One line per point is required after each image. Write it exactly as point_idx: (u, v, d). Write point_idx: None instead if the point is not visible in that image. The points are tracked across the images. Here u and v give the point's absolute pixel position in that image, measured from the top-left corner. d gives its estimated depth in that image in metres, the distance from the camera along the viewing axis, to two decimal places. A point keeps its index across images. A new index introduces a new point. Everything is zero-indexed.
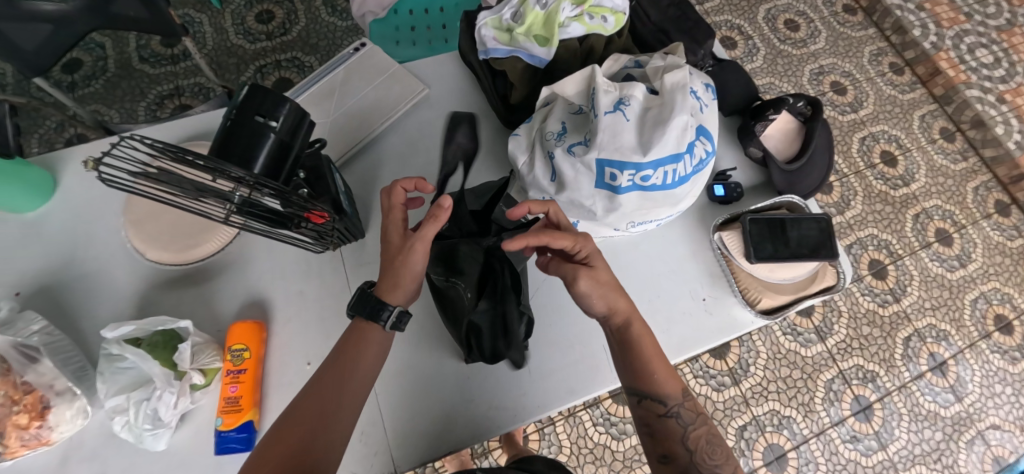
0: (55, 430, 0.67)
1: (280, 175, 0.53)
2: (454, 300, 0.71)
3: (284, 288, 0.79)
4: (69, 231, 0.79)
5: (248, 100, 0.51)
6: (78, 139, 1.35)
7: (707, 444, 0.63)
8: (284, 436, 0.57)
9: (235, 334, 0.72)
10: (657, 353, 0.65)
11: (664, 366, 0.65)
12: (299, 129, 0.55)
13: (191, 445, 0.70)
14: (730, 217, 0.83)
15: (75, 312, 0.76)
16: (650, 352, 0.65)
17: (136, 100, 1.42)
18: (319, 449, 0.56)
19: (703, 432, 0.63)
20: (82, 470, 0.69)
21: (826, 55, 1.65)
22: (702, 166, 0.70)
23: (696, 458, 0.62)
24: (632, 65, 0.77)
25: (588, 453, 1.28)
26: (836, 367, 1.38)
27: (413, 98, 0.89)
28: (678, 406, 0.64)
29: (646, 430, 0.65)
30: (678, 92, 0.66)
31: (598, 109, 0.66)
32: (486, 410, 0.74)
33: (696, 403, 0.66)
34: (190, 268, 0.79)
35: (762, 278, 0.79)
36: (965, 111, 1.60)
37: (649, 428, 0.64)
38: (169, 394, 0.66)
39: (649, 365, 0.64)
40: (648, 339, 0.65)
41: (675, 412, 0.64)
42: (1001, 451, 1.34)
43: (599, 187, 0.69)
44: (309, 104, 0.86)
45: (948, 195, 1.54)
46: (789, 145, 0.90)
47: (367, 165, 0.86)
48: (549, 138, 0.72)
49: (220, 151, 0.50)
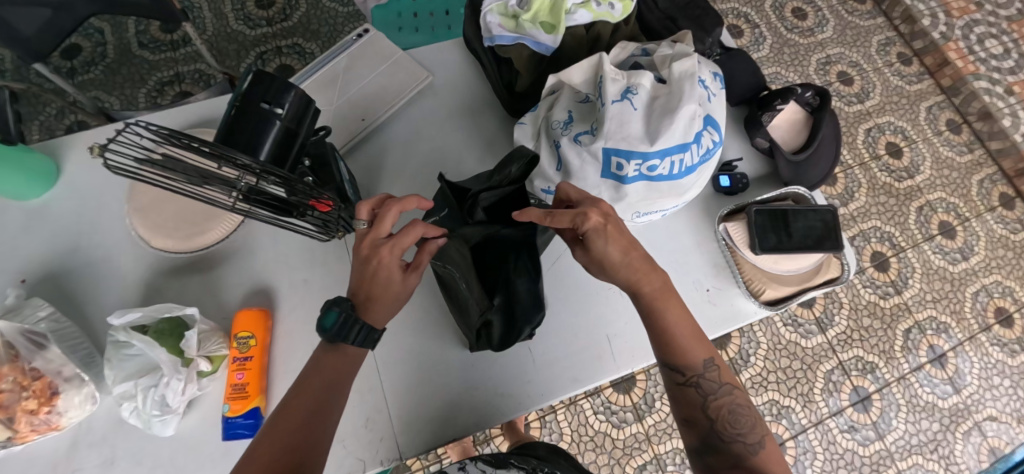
0: (64, 415, 0.68)
1: (286, 163, 0.53)
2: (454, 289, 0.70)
3: (289, 276, 0.79)
4: (74, 219, 0.79)
5: (253, 87, 0.50)
6: (79, 126, 1.34)
7: (731, 414, 0.60)
8: (276, 433, 0.54)
9: (240, 322, 0.72)
10: (684, 317, 0.63)
11: (690, 332, 0.62)
12: (304, 116, 0.54)
13: (199, 431, 0.71)
14: (736, 207, 0.82)
15: (81, 298, 0.76)
16: (671, 316, 0.62)
17: (136, 87, 1.41)
18: (309, 449, 0.54)
19: (728, 403, 0.60)
20: (91, 455, 0.70)
21: (833, 44, 1.63)
22: (709, 156, 0.70)
23: (717, 428, 0.60)
24: (639, 53, 0.77)
25: (589, 440, 1.29)
26: (836, 358, 1.38)
27: (417, 85, 0.88)
28: (701, 376, 0.61)
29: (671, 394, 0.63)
30: (686, 81, 0.66)
31: (605, 97, 0.65)
32: (491, 399, 0.75)
33: (726, 371, 0.62)
34: (195, 256, 0.79)
35: (766, 269, 0.79)
36: (972, 102, 1.58)
37: (670, 394, 0.64)
38: (176, 381, 0.66)
39: (670, 331, 0.62)
40: (672, 304, 0.62)
41: (698, 381, 0.61)
42: (997, 442, 1.36)
43: (605, 177, 0.68)
44: (312, 91, 0.86)
45: (953, 187, 1.54)
46: (796, 135, 0.89)
47: (371, 153, 0.86)
48: (555, 128, 0.72)
49: (225, 139, 0.49)
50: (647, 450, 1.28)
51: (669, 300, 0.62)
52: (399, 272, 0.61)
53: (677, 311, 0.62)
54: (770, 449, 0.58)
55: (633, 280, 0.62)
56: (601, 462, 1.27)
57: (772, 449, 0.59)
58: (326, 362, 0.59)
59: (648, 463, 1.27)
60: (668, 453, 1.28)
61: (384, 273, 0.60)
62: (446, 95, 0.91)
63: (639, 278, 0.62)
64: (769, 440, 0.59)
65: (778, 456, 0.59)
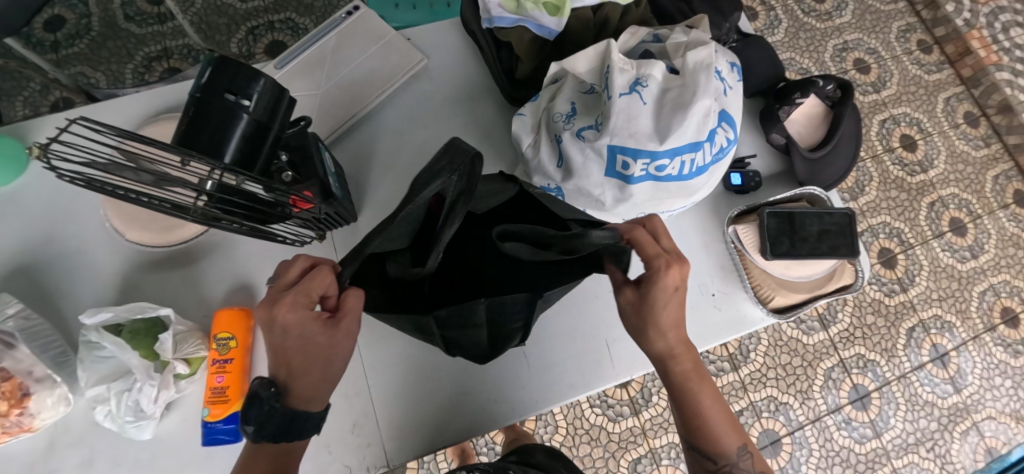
0: (37, 417, 0.64)
1: (258, 160, 0.48)
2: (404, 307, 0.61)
3: (273, 272, 0.75)
4: (44, 209, 0.74)
5: (215, 75, 0.45)
6: (65, 104, 1.29)
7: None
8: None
9: (220, 322, 0.68)
10: (717, 404, 0.59)
11: (723, 420, 0.58)
12: (278, 108, 0.49)
13: (178, 435, 0.68)
14: (747, 208, 0.78)
15: (55, 293, 0.72)
16: (705, 402, 0.58)
17: (123, 62, 1.34)
18: None
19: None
20: (69, 457, 0.67)
21: (852, 29, 1.56)
22: (723, 155, 0.64)
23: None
24: (650, 39, 0.70)
25: (584, 433, 1.27)
26: (837, 355, 1.36)
27: (411, 68, 0.82)
28: (734, 465, 0.58)
29: None
30: (702, 72, 0.60)
31: (612, 90, 0.60)
32: (484, 405, 0.71)
33: (760, 459, 0.58)
34: (173, 250, 0.75)
35: (776, 274, 0.75)
36: (993, 95, 1.52)
37: None
38: (150, 387, 0.63)
39: (702, 416, 0.58)
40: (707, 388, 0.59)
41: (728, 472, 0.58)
42: (994, 442, 1.34)
43: (609, 176, 0.63)
44: (297, 73, 0.80)
45: (966, 183, 1.48)
46: (814, 131, 0.84)
47: (360, 142, 0.81)
48: (557, 121, 0.66)
49: (189, 134, 0.44)
50: (643, 444, 1.26)
51: (706, 385, 0.58)
52: (320, 332, 0.53)
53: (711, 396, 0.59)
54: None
55: (670, 354, 0.58)
56: (596, 455, 1.25)
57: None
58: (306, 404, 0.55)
59: (643, 457, 1.26)
60: (664, 447, 1.26)
61: (301, 338, 0.53)
62: (442, 80, 0.85)
63: (674, 355, 0.58)
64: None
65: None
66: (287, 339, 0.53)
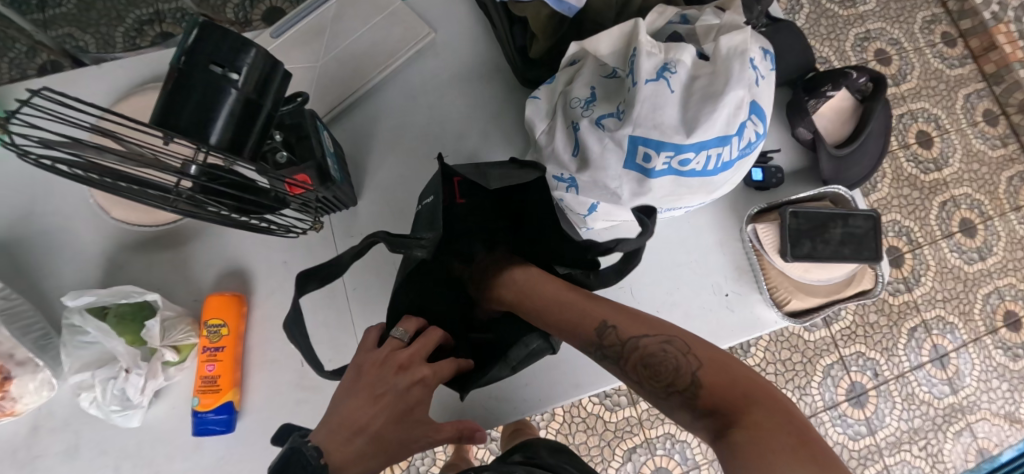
0: (20, 402, 0.61)
1: (247, 142, 0.43)
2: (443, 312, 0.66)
3: (267, 257, 0.71)
4: (25, 182, 0.70)
5: (198, 43, 0.39)
6: (52, 67, 1.22)
7: (651, 366, 0.46)
8: None
9: (211, 307, 0.65)
10: (564, 293, 0.58)
11: (572, 302, 0.56)
12: (270, 82, 0.43)
13: (167, 423, 0.65)
14: (767, 207, 0.75)
15: (37, 270, 0.68)
16: (551, 298, 0.58)
17: (113, 25, 1.27)
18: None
19: (645, 351, 0.47)
20: (50, 443, 0.64)
21: (875, 18, 1.49)
22: (750, 150, 0.59)
23: (683, 393, 0.43)
24: (677, 20, 0.65)
25: (580, 422, 1.22)
26: (837, 353, 1.31)
27: (416, 43, 0.77)
28: (609, 345, 0.50)
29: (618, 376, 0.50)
30: (736, 59, 0.55)
31: (638, 76, 0.54)
32: (487, 401, 0.69)
33: (631, 323, 0.50)
34: (162, 229, 0.70)
35: (794, 277, 0.73)
36: (1015, 93, 1.48)
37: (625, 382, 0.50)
38: (137, 376, 0.60)
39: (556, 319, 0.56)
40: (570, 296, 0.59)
41: (613, 351, 0.50)
42: (986, 444, 1.32)
43: (628, 169, 0.58)
44: (294, 44, 0.75)
45: (980, 183, 1.44)
46: (841, 126, 0.80)
47: (362, 120, 0.76)
48: (575, 106, 0.61)
49: (167, 110, 0.38)
50: (638, 434, 1.22)
51: (545, 288, 0.59)
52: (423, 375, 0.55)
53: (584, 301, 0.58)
54: (720, 390, 0.41)
55: (516, 283, 0.62)
56: (591, 444, 1.21)
57: (724, 384, 0.41)
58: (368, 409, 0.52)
59: (638, 446, 1.21)
60: (660, 438, 1.22)
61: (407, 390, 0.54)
62: (449, 56, 0.80)
63: (518, 284, 0.62)
64: (713, 374, 0.42)
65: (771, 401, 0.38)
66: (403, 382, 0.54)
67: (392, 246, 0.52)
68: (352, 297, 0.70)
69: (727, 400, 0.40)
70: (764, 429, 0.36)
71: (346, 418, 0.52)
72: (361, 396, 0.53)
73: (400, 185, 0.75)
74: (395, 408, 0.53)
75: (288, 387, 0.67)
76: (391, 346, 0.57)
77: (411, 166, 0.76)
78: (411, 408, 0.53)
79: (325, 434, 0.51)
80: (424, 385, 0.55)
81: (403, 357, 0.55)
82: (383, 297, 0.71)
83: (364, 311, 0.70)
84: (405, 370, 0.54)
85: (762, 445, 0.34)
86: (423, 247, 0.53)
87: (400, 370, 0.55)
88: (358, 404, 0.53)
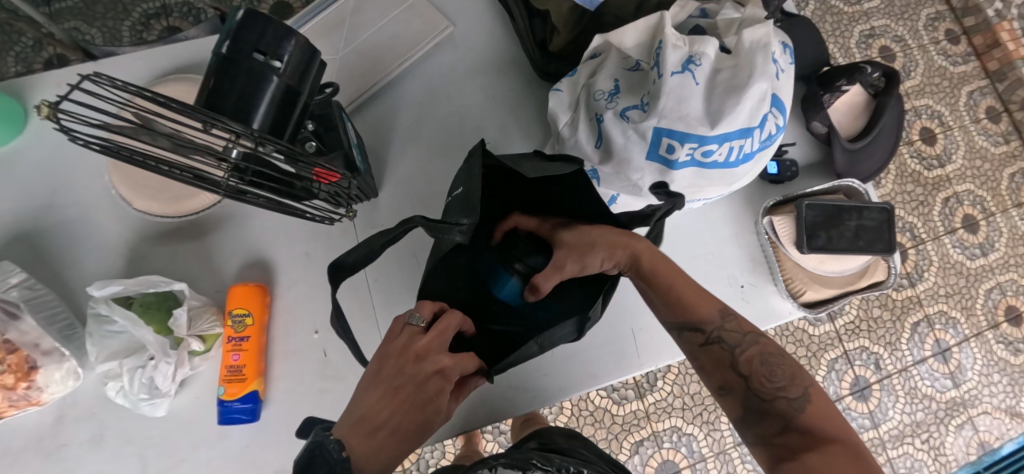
0: (46, 391, 0.61)
1: (286, 127, 0.44)
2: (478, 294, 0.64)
3: (289, 249, 0.71)
4: (46, 172, 0.70)
5: (242, 30, 0.39)
6: (59, 61, 1.21)
7: (763, 365, 0.55)
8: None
9: (235, 297, 0.65)
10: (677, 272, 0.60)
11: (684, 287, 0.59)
12: (308, 71, 0.44)
13: (193, 412, 0.66)
14: (783, 199, 0.76)
15: (60, 260, 0.69)
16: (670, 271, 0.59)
17: (119, 19, 1.26)
18: None
19: (760, 351, 0.56)
20: (76, 432, 0.64)
21: (880, 15, 1.50)
22: (770, 142, 0.60)
23: (782, 396, 0.53)
24: (698, 14, 0.66)
25: (588, 415, 1.22)
26: (841, 347, 1.33)
27: (435, 36, 0.78)
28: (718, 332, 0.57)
29: (694, 363, 0.58)
30: (759, 53, 0.55)
31: (664, 68, 0.55)
32: (507, 391, 0.70)
33: (744, 323, 0.58)
34: (185, 220, 0.71)
35: (809, 268, 0.74)
36: (1017, 90, 1.49)
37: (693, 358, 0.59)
38: (166, 365, 0.61)
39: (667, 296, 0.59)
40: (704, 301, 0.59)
41: (729, 339, 0.57)
42: (987, 437, 1.33)
43: (651, 159, 0.59)
44: (314, 36, 0.75)
45: (983, 179, 1.45)
46: (854, 120, 0.82)
47: (381, 112, 0.77)
48: (598, 98, 0.62)
49: (211, 97, 0.39)
50: (646, 427, 1.22)
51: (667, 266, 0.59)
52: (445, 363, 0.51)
53: (715, 308, 0.58)
54: (804, 397, 0.53)
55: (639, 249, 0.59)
56: (599, 437, 1.21)
57: (800, 381, 0.54)
58: (389, 401, 0.48)
59: (645, 439, 1.22)
60: (666, 431, 1.22)
61: (425, 382, 0.49)
62: (467, 49, 0.80)
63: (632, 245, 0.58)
64: (817, 394, 0.53)
65: (854, 438, 0.49)
66: (423, 371, 0.50)
67: (429, 230, 0.51)
68: (374, 289, 0.71)
69: (818, 436, 0.49)
70: (850, 457, 0.47)
71: (364, 412, 0.48)
72: (380, 389, 0.49)
73: (421, 177, 0.76)
74: (415, 402, 0.48)
75: (310, 377, 0.68)
76: (407, 334, 0.52)
77: (431, 159, 0.76)
78: (431, 398, 0.49)
79: (346, 430, 0.47)
80: (445, 375, 0.50)
81: (420, 345, 0.51)
82: (405, 289, 0.71)
83: (385, 302, 0.71)
84: (424, 360, 0.50)
85: (833, 462, 0.46)
86: (460, 231, 0.52)
87: (419, 359, 0.50)
88: (377, 397, 0.49)
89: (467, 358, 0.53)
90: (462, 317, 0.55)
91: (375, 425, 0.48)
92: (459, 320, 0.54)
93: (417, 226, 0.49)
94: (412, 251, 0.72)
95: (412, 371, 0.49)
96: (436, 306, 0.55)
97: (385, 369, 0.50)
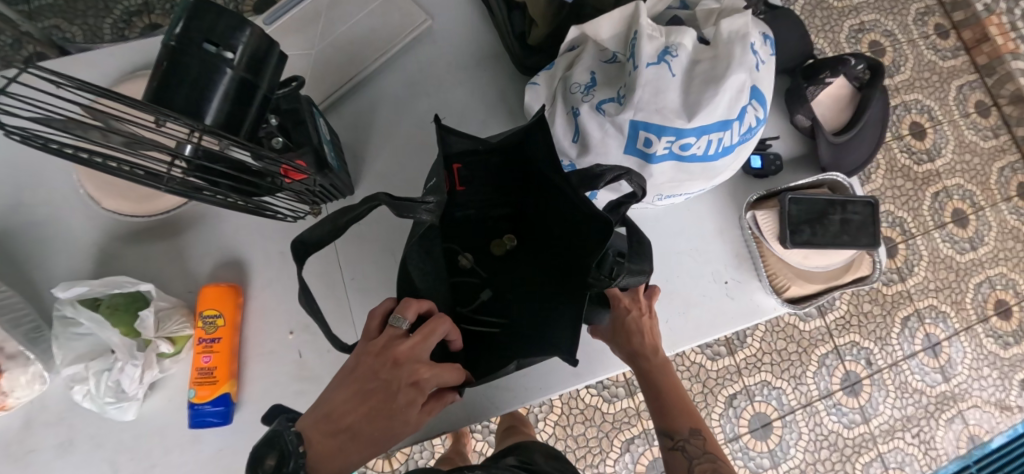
0: (11, 396, 0.60)
1: (243, 121, 0.42)
2: (461, 289, 0.65)
3: (262, 247, 0.70)
4: (13, 171, 0.68)
5: (192, 19, 0.38)
6: (37, 59, 1.18)
7: None
8: None
9: (207, 298, 0.64)
10: (675, 385, 0.68)
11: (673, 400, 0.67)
12: (266, 62, 0.43)
13: (164, 416, 0.64)
14: (766, 193, 0.75)
15: (27, 262, 0.67)
16: (668, 382, 0.67)
17: (101, 16, 1.23)
18: None
19: None
20: (45, 437, 0.63)
21: (869, 9, 1.49)
22: (750, 135, 0.59)
23: None
24: (677, 6, 0.66)
25: (578, 413, 1.21)
26: (832, 342, 1.31)
27: (412, 30, 0.76)
28: (686, 441, 0.66)
29: None
30: (737, 43, 0.54)
31: (640, 59, 0.54)
32: (487, 391, 0.69)
33: (711, 440, 0.66)
34: (155, 220, 0.69)
35: (794, 264, 0.73)
36: (1006, 84, 1.48)
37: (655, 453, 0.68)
38: (132, 368, 0.59)
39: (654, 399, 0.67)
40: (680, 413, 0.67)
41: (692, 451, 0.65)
42: (977, 430, 1.33)
43: (629, 153, 0.58)
44: (285, 30, 0.73)
45: (972, 174, 1.45)
46: (839, 113, 0.81)
47: (359, 108, 0.76)
48: (574, 91, 0.61)
49: (159, 91, 0.38)
50: (636, 425, 1.21)
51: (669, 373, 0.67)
52: (422, 376, 0.48)
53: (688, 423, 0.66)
54: None
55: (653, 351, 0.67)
56: (589, 435, 1.20)
57: None
58: (358, 406, 0.48)
59: (636, 437, 1.21)
60: None
61: (397, 393, 0.48)
62: (446, 43, 0.79)
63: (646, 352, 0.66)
64: None
65: None
66: (397, 380, 0.48)
67: (395, 210, 0.48)
68: (351, 288, 0.69)
69: None
70: None
71: (331, 410, 0.48)
72: (350, 388, 0.48)
73: (397, 172, 0.74)
74: (384, 410, 0.47)
75: (285, 379, 0.66)
76: (388, 335, 0.50)
77: (409, 155, 0.75)
78: (399, 408, 0.48)
79: (311, 425, 0.47)
80: (418, 387, 0.49)
81: (401, 350, 0.48)
82: (383, 286, 0.70)
83: (362, 301, 0.69)
84: (402, 366, 0.48)
85: None
86: (426, 210, 0.50)
87: (397, 365, 0.48)
88: (347, 396, 0.48)
89: (446, 373, 0.50)
90: (450, 324, 0.52)
91: (338, 427, 0.47)
92: (446, 329, 0.51)
93: (380, 204, 0.47)
94: (389, 249, 0.71)
95: (386, 378, 0.48)
96: (424, 307, 0.52)
97: (359, 367, 0.49)
